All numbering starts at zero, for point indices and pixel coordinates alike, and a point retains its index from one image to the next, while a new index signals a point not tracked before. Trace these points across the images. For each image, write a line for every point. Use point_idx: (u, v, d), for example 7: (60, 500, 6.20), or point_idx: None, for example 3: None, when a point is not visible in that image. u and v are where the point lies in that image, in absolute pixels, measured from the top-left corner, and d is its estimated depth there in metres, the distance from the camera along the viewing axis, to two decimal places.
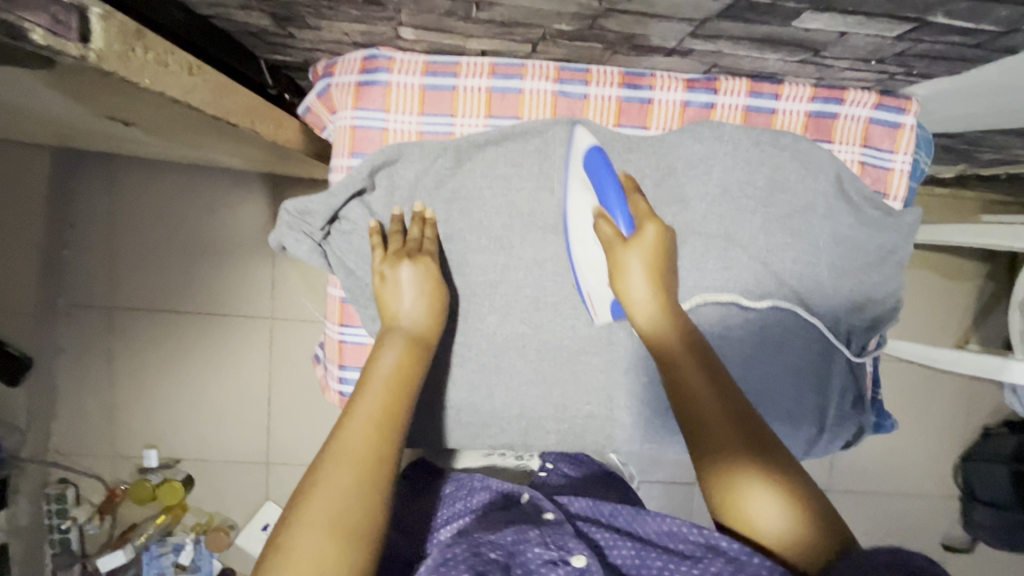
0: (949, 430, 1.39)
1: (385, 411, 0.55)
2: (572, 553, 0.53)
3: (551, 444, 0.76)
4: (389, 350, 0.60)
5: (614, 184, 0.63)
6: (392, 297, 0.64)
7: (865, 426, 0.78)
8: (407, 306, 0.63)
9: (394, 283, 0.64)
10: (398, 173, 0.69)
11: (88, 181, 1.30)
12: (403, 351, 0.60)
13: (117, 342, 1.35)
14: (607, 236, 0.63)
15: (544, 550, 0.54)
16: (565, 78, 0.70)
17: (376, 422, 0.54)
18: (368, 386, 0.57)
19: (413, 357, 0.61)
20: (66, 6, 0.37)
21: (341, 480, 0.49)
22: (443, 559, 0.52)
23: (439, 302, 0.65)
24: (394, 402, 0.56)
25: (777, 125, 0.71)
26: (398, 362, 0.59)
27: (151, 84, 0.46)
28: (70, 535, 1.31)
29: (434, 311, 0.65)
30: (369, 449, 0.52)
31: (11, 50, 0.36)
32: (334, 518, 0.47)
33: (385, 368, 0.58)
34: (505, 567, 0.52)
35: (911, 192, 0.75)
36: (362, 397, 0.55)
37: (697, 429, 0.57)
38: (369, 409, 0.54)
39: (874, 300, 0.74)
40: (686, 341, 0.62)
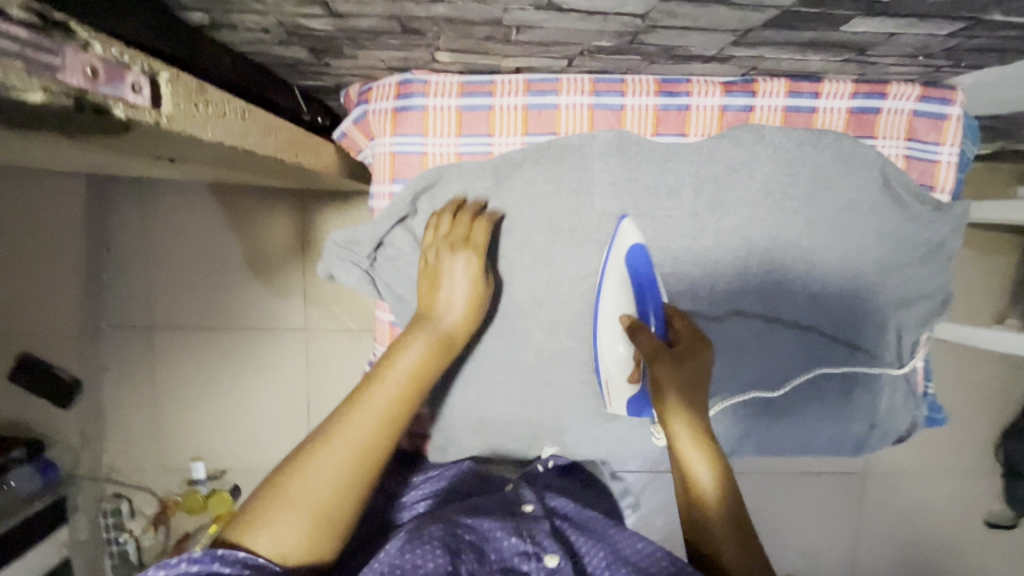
0: (993, 408, 1.36)
1: (397, 408, 0.55)
2: (546, 551, 0.55)
3: (602, 453, 0.77)
4: (412, 345, 0.60)
5: (654, 296, 0.70)
6: (440, 286, 0.64)
7: (916, 421, 0.77)
8: (455, 300, 0.64)
9: (446, 267, 0.64)
10: (440, 196, 0.69)
11: (122, 205, 1.33)
12: (425, 349, 0.60)
13: (159, 361, 1.38)
14: (647, 346, 0.66)
15: (518, 541, 0.56)
16: (601, 90, 0.69)
17: (385, 418, 0.54)
18: (384, 377, 0.57)
19: (432, 357, 0.60)
20: (141, 76, 0.38)
21: (335, 461, 0.50)
22: (420, 534, 0.54)
23: (477, 297, 0.65)
24: (402, 403, 0.56)
25: (818, 125, 0.70)
26: (417, 360, 0.59)
27: (212, 136, 0.47)
28: (127, 547, 1.35)
29: (475, 304, 0.65)
30: (369, 441, 0.52)
31: (90, 124, 0.37)
32: (316, 498, 0.48)
33: (403, 364, 0.58)
34: (478, 550, 0.55)
35: (957, 182, 0.74)
36: (375, 385, 0.56)
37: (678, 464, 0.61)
38: (382, 399, 0.55)
39: (921, 296, 0.74)
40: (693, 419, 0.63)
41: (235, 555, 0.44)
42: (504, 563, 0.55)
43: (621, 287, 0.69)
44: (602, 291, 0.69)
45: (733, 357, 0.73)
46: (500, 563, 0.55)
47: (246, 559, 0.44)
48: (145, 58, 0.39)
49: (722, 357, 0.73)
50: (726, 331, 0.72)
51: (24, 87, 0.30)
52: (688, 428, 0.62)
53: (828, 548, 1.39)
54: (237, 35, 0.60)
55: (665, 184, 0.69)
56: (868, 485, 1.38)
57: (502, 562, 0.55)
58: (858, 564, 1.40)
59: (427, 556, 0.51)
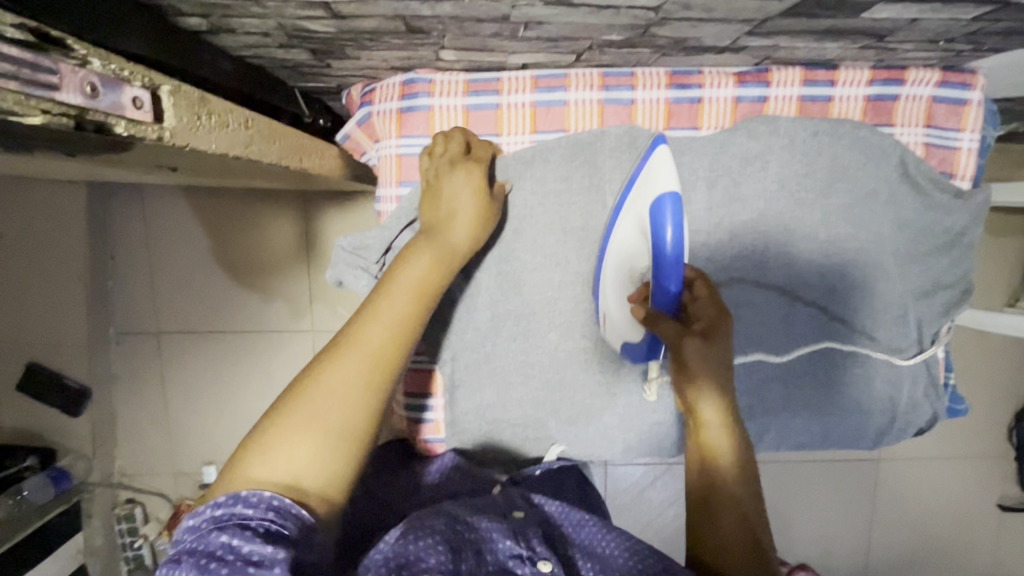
0: (1006, 392, 1.34)
1: (406, 322, 0.51)
2: (539, 557, 0.52)
3: (619, 453, 0.75)
4: (420, 258, 0.55)
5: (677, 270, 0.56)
6: (444, 204, 0.61)
7: (938, 412, 0.76)
8: (459, 214, 0.61)
9: (450, 184, 0.61)
10: None
11: (125, 211, 1.32)
12: (433, 262, 0.56)
13: (167, 366, 1.38)
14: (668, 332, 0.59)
15: (513, 544, 0.53)
16: (611, 84, 0.68)
17: (393, 333, 0.50)
18: (392, 285, 0.53)
19: (442, 266, 0.56)
20: (142, 90, 0.36)
21: (341, 377, 0.47)
22: (421, 524, 0.53)
23: (486, 215, 0.63)
24: (412, 309, 0.52)
25: (835, 114, 0.68)
26: (424, 272, 0.54)
27: (217, 147, 0.46)
28: (142, 552, 1.41)
29: (483, 221, 0.62)
30: (376, 356, 0.48)
31: (93, 142, 0.36)
32: (322, 416, 0.45)
33: (412, 272, 0.54)
34: (476, 549, 0.52)
35: (978, 169, 0.72)
36: (380, 300, 0.51)
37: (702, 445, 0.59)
38: (389, 312, 0.51)
39: (940, 285, 0.72)
40: (720, 399, 0.60)
41: (259, 495, 0.41)
42: (499, 566, 0.52)
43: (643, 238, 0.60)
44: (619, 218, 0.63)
45: (752, 354, 0.72)
46: (497, 565, 0.52)
47: (270, 501, 0.41)
48: (146, 71, 0.37)
49: (739, 354, 0.72)
50: (743, 327, 0.71)
51: (23, 110, 0.28)
52: (718, 416, 0.59)
53: (841, 534, 1.39)
54: (236, 39, 0.58)
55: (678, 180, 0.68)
56: (881, 471, 1.38)
57: (498, 564, 0.52)
58: (872, 550, 1.40)
59: (426, 549, 0.48)
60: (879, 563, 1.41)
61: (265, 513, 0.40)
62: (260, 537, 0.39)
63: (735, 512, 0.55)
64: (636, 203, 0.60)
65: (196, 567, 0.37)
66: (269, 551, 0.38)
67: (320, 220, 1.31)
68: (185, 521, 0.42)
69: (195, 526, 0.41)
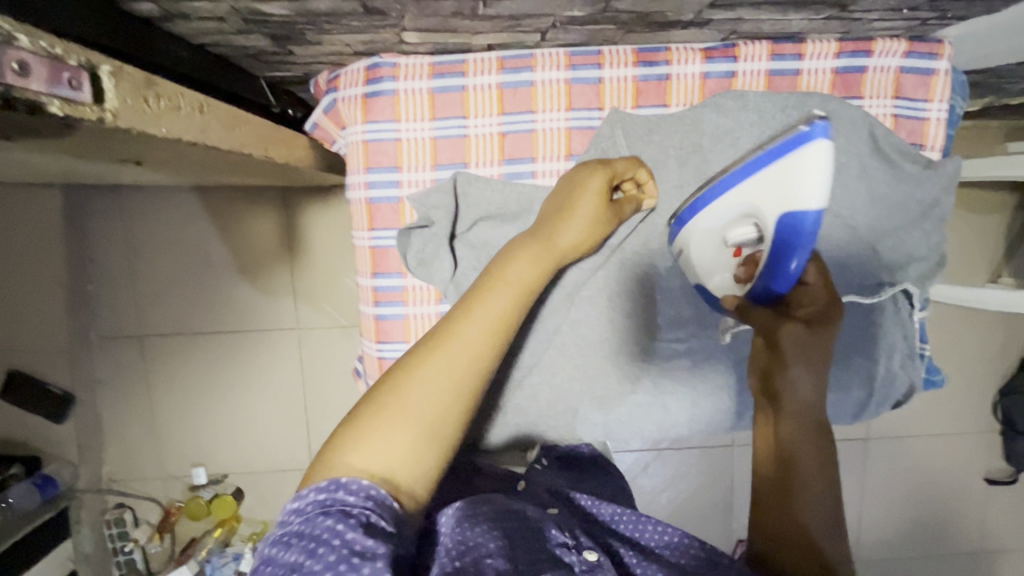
0: (988, 367, 1.35)
1: (503, 320, 0.51)
2: (585, 548, 0.51)
3: (600, 436, 0.75)
4: (522, 254, 0.55)
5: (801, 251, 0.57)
6: (566, 203, 0.60)
7: (915, 382, 0.76)
8: (575, 215, 0.59)
9: (581, 186, 0.60)
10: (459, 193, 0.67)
11: (102, 212, 1.29)
12: (535, 258, 0.55)
13: (151, 369, 1.36)
14: (760, 319, 0.58)
15: (560, 533, 0.52)
16: (578, 63, 0.67)
17: (490, 331, 0.50)
18: (494, 283, 0.53)
19: (540, 268, 0.55)
20: (77, 70, 0.35)
21: (441, 373, 0.47)
22: (475, 510, 0.51)
23: (606, 221, 0.62)
24: (512, 314, 0.52)
25: (804, 88, 0.68)
26: (531, 269, 0.54)
27: (168, 133, 0.45)
28: (135, 556, 1.35)
29: (599, 227, 0.61)
30: (474, 355, 0.48)
31: (30, 124, 0.35)
32: (421, 411, 0.45)
33: (513, 274, 0.53)
34: (529, 539, 0.50)
35: (948, 139, 0.72)
36: (484, 297, 0.51)
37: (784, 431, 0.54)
38: (491, 308, 0.51)
39: (915, 257, 0.72)
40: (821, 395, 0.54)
41: (358, 484, 0.41)
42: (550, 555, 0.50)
43: (767, 211, 0.59)
44: (728, 183, 0.61)
45: None
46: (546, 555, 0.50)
47: (368, 491, 0.41)
48: (83, 50, 0.36)
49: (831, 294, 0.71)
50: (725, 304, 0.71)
51: None
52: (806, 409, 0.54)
53: None
54: (192, 25, 0.57)
55: (649, 158, 0.67)
56: (868, 450, 1.38)
57: (549, 551, 0.49)
58: (863, 529, 1.41)
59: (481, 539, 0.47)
60: (870, 542, 1.42)
61: (364, 503, 0.40)
62: (361, 526, 0.39)
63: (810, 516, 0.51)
64: (760, 183, 0.59)
65: (303, 550, 0.37)
66: (371, 543, 0.37)
67: (300, 217, 1.30)
68: (288, 503, 0.41)
69: (301, 509, 0.41)
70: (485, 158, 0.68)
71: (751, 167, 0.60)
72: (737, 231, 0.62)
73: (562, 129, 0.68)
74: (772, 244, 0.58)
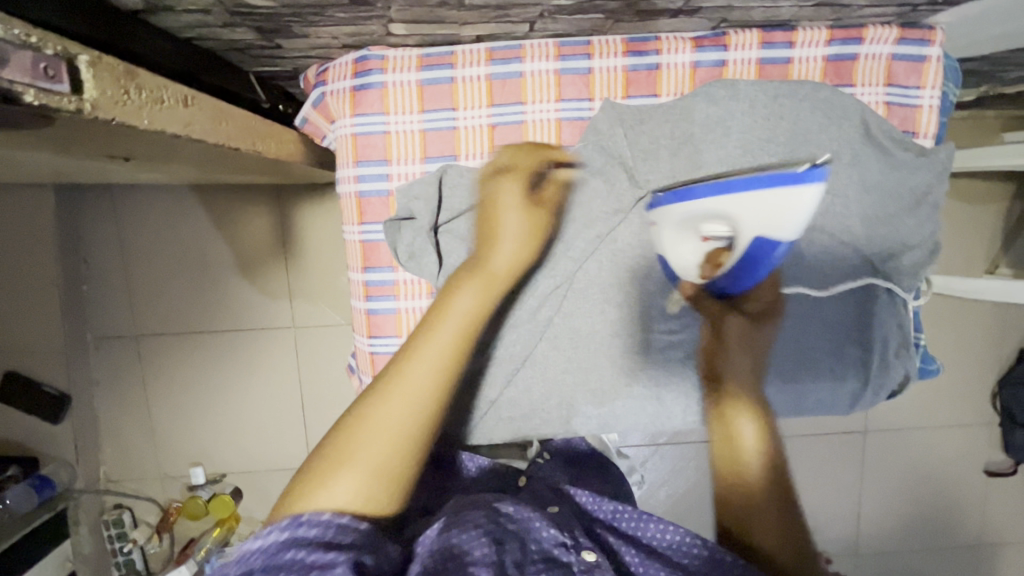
0: (986, 358, 1.35)
1: (448, 359, 0.53)
2: (582, 549, 0.55)
3: (595, 429, 0.75)
4: (463, 289, 0.56)
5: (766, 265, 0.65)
6: (496, 221, 0.61)
7: (910, 372, 0.76)
8: (507, 235, 0.60)
9: (500, 202, 0.61)
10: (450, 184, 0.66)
11: (98, 211, 1.30)
12: (477, 291, 0.56)
13: (147, 368, 1.36)
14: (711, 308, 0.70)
15: (557, 533, 0.55)
16: (567, 54, 0.66)
17: (435, 373, 0.52)
18: (441, 320, 0.54)
19: (486, 302, 0.57)
20: (53, 58, 0.35)
21: (388, 419, 0.49)
22: (463, 517, 0.54)
23: (540, 225, 0.62)
24: (460, 349, 0.53)
25: (795, 76, 0.67)
26: (474, 303, 0.56)
27: (151, 125, 0.44)
28: (134, 557, 1.35)
29: (533, 236, 0.62)
30: (421, 396, 0.51)
31: (6, 114, 0.35)
32: (371, 452, 0.48)
33: (460, 310, 0.55)
34: (520, 541, 0.54)
35: (941, 127, 0.71)
36: (431, 335, 0.53)
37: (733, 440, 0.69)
38: (435, 349, 0.53)
39: (908, 246, 0.72)
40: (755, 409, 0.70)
41: (319, 517, 0.46)
42: (544, 554, 0.54)
43: (746, 230, 0.61)
44: (717, 194, 0.60)
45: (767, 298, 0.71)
46: (542, 553, 0.54)
47: (330, 520, 0.46)
48: (60, 40, 0.35)
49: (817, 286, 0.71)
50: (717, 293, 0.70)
51: None
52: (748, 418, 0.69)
53: (832, 507, 1.40)
54: (177, 18, 0.57)
55: (640, 149, 0.66)
56: (867, 443, 1.38)
57: (543, 553, 0.54)
58: (862, 522, 1.41)
59: (471, 544, 0.50)
60: (870, 535, 1.41)
61: (325, 532, 0.45)
62: (322, 546, 0.44)
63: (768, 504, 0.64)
64: (746, 203, 0.59)
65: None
66: (332, 556, 0.43)
67: (294, 215, 1.29)
68: (248, 543, 0.45)
69: (261, 550, 0.45)
70: (474, 151, 0.68)
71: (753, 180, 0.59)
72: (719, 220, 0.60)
73: (552, 120, 0.67)
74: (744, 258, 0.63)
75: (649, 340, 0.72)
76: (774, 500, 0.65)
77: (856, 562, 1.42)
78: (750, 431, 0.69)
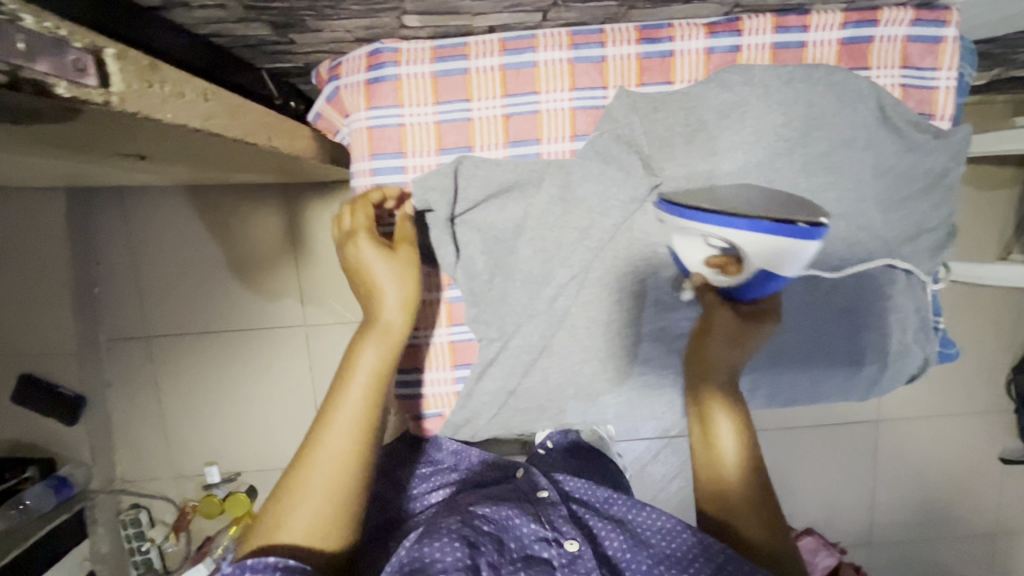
0: (999, 346, 1.34)
1: (361, 418, 0.55)
2: (566, 538, 0.57)
3: (612, 418, 0.75)
4: (363, 349, 0.57)
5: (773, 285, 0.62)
6: (366, 283, 0.59)
7: (930, 355, 0.75)
8: (382, 285, 0.59)
9: (360, 261, 0.59)
10: (466, 176, 0.67)
11: (106, 213, 1.31)
12: (377, 349, 0.57)
13: (160, 370, 1.37)
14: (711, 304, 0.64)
15: (538, 528, 0.58)
16: (579, 43, 0.66)
17: (355, 431, 0.55)
18: (349, 380, 0.57)
19: (392, 353, 0.58)
20: (83, 52, 0.35)
21: (310, 487, 0.52)
22: (439, 526, 0.55)
23: (410, 259, 0.60)
24: (374, 404, 0.57)
25: (809, 60, 0.67)
26: (376, 357, 0.57)
27: (174, 118, 0.45)
28: (152, 555, 1.36)
29: (409, 272, 0.60)
30: (338, 458, 0.54)
31: (37, 109, 0.35)
32: (302, 517, 0.52)
33: (365, 365, 0.57)
34: (498, 540, 0.56)
35: (957, 108, 0.71)
36: (341, 397, 0.56)
37: (714, 454, 0.60)
38: (346, 413, 0.55)
39: (925, 229, 0.72)
40: (739, 424, 0.61)
41: (264, 561, 0.48)
42: (525, 551, 0.56)
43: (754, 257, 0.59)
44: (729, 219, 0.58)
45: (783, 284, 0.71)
46: (522, 550, 0.56)
47: (275, 564, 0.48)
48: (87, 34, 0.36)
49: (832, 270, 0.71)
50: None
51: None
52: (733, 424, 0.60)
53: (845, 498, 1.39)
54: (194, 14, 0.57)
55: (654, 136, 0.67)
56: (880, 433, 1.38)
57: (523, 549, 0.56)
58: (875, 513, 1.40)
59: (445, 550, 0.52)
60: (884, 525, 1.41)
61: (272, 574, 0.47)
62: None
63: (759, 514, 0.57)
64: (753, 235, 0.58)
65: None
66: None
67: (303, 214, 1.30)
68: None
69: None
70: (489, 142, 0.68)
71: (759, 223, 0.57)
72: (722, 237, 0.59)
73: (566, 110, 0.67)
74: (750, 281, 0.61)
75: (666, 329, 0.72)
76: (763, 506, 0.57)
77: (870, 553, 1.42)
78: (730, 432, 0.60)
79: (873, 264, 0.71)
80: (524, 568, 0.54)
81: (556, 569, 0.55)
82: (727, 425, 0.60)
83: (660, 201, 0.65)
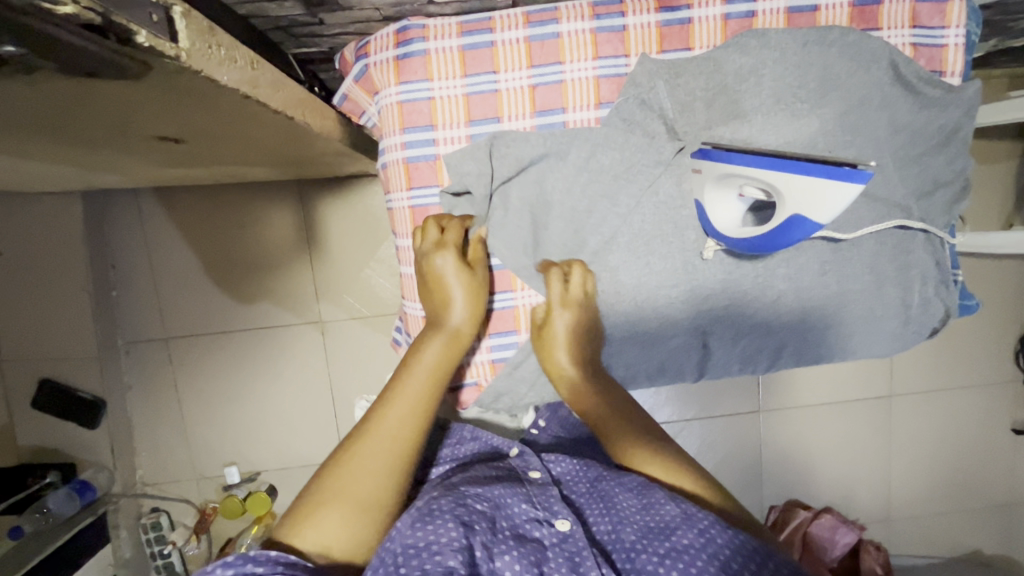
0: (1007, 316, 1.35)
1: (418, 409, 0.60)
2: (557, 517, 0.58)
3: (643, 380, 0.77)
4: (430, 344, 0.66)
5: (790, 242, 0.64)
6: (440, 293, 0.68)
7: (950, 308, 0.77)
8: (455, 298, 0.67)
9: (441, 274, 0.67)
10: (497, 146, 0.70)
11: (123, 215, 1.30)
12: (442, 347, 0.66)
13: (177, 371, 1.36)
14: (559, 290, 0.71)
15: (530, 508, 0.59)
16: (601, 13, 0.68)
17: (411, 416, 0.59)
18: (412, 372, 0.63)
19: (452, 355, 0.66)
20: (155, 6, 0.37)
21: (367, 460, 0.55)
22: (430, 507, 0.55)
23: (483, 283, 0.70)
24: (431, 393, 0.62)
25: (823, 22, 0.69)
26: (438, 357, 0.65)
27: (227, 82, 0.46)
28: (172, 559, 1.33)
29: (479, 292, 0.69)
30: (396, 438, 0.57)
31: (115, 65, 0.37)
32: (353, 493, 0.54)
33: (427, 359, 0.64)
34: (491, 519, 0.56)
35: (966, 66, 0.73)
36: (402, 385, 0.62)
37: (602, 428, 0.67)
38: (409, 397, 0.61)
39: (940, 184, 0.74)
40: (597, 400, 0.69)
41: (265, 554, 0.47)
42: (516, 530, 0.57)
43: (784, 202, 0.61)
44: (777, 169, 0.60)
45: (805, 243, 0.72)
46: (513, 529, 0.57)
47: (276, 557, 0.47)
48: None
49: (850, 230, 0.72)
50: None
51: None
52: (597, 402, 0.68)
53: (862, 476, 1.40)
54: None
55: (676, 103, 0.69)
56: (894, 407, 1.39)
57: (515, 528, 0.57)
58: (893, 489, 1.42)
59: (439, 530, 0.52)
60: (902, 501, 1.42)
61: (273, 568, 0.46)
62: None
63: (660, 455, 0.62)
64: (792, 184, 0.59)
65: None
66: None
67: (316, 210, 1.31)
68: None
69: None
70: (517, 112, 0.70)
71: (787, 162, 0.59)
72: (760, 182, 0.62)
73: (590, 78, 0.69)
74: (772, 228, 0.63)
75: (696, 292, 0.74)
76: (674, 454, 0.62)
77: (890, 529, 1.43)
78: (602, 406, 0.68)
79: (891, 221, 0.72)
80: (516, 546, 0.54)
81: (547, 546, 0.55)
82: (592, 402, 0.69)
83: (696, 151, 0.69)
